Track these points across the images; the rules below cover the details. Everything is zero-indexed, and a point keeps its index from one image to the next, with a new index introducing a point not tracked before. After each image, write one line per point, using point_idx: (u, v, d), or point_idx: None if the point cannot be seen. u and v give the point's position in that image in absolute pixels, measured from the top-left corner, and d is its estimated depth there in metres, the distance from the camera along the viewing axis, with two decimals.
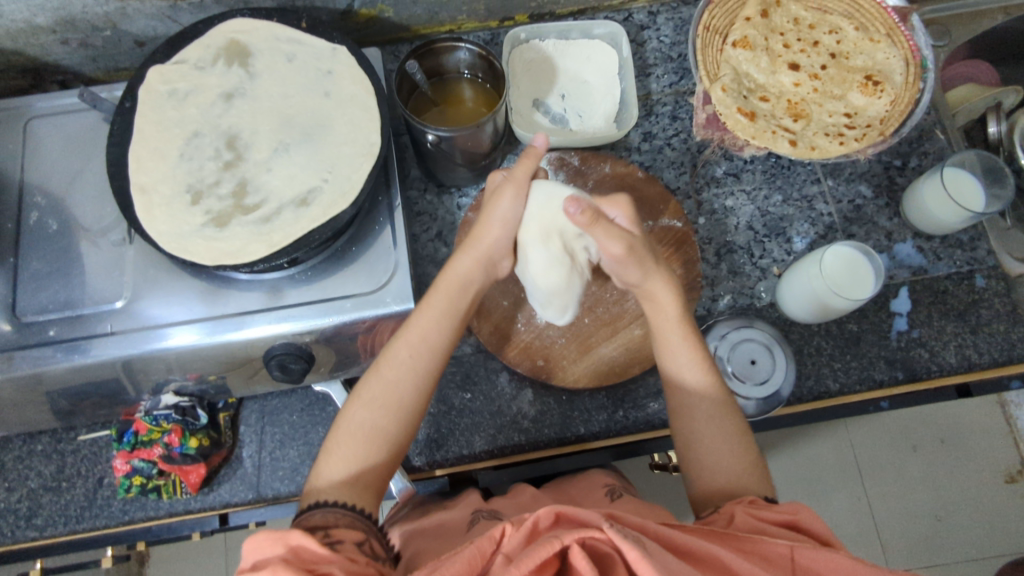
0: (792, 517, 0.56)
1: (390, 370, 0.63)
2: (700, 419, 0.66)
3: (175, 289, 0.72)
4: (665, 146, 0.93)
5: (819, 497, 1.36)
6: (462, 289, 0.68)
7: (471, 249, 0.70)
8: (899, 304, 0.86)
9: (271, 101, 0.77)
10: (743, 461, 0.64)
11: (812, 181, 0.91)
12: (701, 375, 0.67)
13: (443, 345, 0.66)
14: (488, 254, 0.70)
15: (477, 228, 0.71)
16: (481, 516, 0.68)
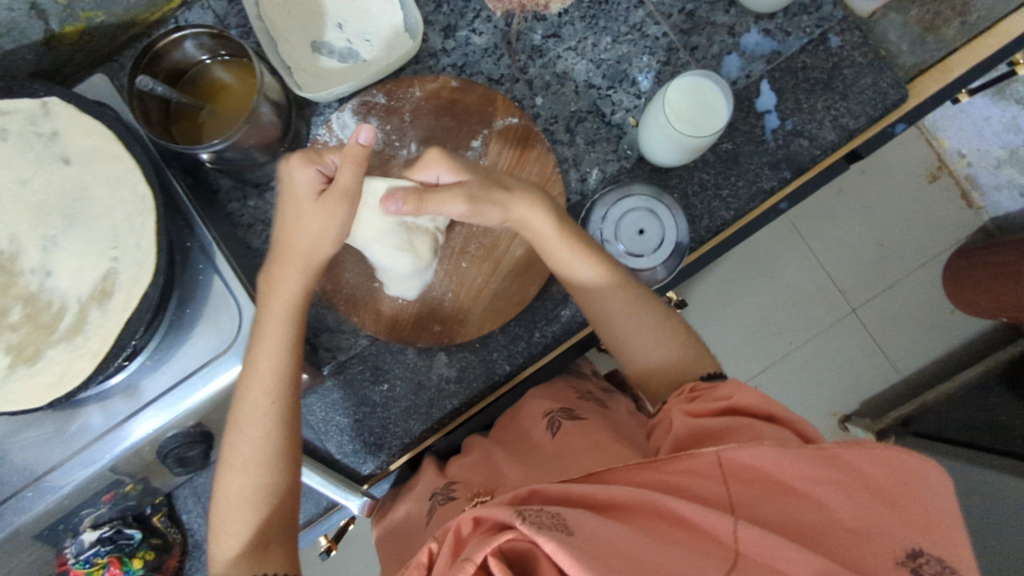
0: (727, 406, 0.61)
1: (251, 425, 0.65)
2: (620, 315, 0.69)
3: (23, 438, 0.64)
4: (471, 35, 0.81)
5: (771, 271, 1.47)
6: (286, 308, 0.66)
7: (288, 259, 0.67)
8: (764, 102, 0.81)
9: (8, 193, 0.63)
10: (668, 336, 0.70)
11: (634, 6, 0.82)
12: (606, 274, 0.69)
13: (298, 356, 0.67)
14: (307, 258, 0.67)
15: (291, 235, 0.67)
16: (438, 500, 0.70)
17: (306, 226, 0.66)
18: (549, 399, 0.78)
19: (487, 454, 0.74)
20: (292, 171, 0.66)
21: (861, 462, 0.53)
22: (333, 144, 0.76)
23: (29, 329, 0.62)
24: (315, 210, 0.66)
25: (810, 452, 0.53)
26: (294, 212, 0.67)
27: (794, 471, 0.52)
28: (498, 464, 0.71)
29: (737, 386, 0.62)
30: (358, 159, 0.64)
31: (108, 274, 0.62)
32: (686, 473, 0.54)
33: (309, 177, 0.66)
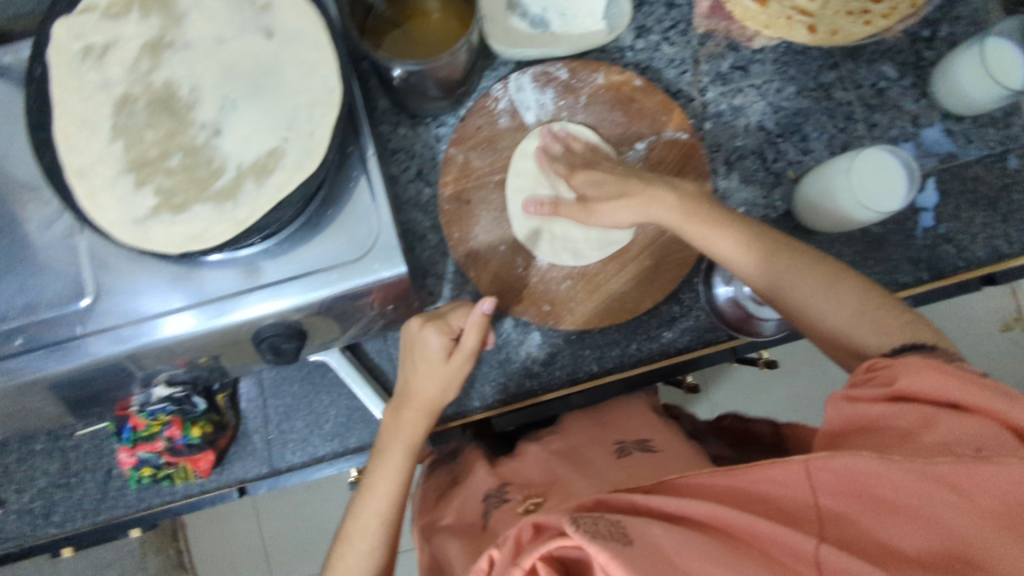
0: (887, 393, 0.53)
1: (374, 503, 0.68)
2: (806, 296, 0.61)
3: (142, 278, 0.66)
4: (662, 41, 0.81)
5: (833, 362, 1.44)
6: (403, 461, 0.68)
7: (413, 409, 0.70)
8: (925, 199, 0.80)
9: (204, 47, 0.64)
10: (867, 312, 0.59)
11: (828, 66, 0.81)
12: (775, 266, 0.62)
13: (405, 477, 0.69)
14: (431, 408, 0.70)
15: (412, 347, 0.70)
16: (492, 501, 0.71)
17: (428, 392, 0.69)
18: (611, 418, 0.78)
19: (541, 454, 0.75)
20: (424, 335, 0.69)
21: (1006, 484, 0.44)
22: (504, 101, 0.76)
23: (184, 179, 0.63)
24: (443, 377, 0.69)
25: (929, 467, 0.45)
26: (418, 368, 0.70)
27: (907, 491, 0.45)
28: (550, 463, 0.73)
29: (913, 367, 0.53)
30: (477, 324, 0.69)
31: (274, 152, 0.63)
32: (771, 483, 0.51)
33: (440, 343, 0.68)
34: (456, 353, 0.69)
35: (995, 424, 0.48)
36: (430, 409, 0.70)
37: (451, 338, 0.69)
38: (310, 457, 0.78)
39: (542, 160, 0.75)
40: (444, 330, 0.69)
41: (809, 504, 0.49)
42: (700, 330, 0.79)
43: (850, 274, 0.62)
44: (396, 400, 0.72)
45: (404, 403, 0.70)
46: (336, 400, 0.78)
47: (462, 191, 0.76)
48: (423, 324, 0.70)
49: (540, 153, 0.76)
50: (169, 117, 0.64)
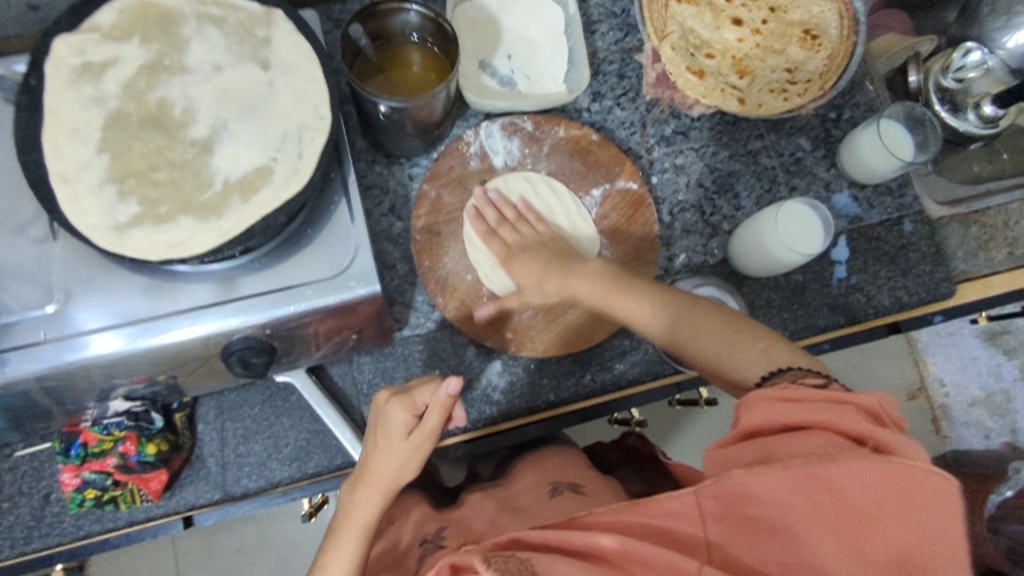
0: (744, 428, 0.55)
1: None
2: (688, 331, 0.66)
3: (114, 288, 0.66)
4: (615, 106, 0.92)
5: None
6: (357, 540, 0.65)
7: (369, 486, 0.66)
8: (838, 253, 0.91)
9: (201, 71, 0.69)
10: (740, 335, 0.64)
11: (755, 136, 0.94)
12: (665, 313, 0.68)
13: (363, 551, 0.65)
14: (389, 486, 0.66)
15: (377, 431, 0.69)
16: (429, 548, 0.69)
17: (390, 470, 0.67)
18: (547, 471, 0.80)
19: (483, 509, 0.74)
20: (388, 411, 0.68)
21: (847, 480, 0.48)
22: (475, 146, 0.84)
23: (169, 192, 0.65)
24: (402, 454, 0.67)
25: (786, 478, 0.49)
26: (377, 445, 0.68)
27: (772, 507, 0.49)
28: (491, 513, 0.72)
29: (756, 402, 0.55)
30: (438, 404, 0.65)
31: (262, 169, 0.67)
32: (667, 516, 0.52)
33: (403, 419, 0.67)
34: (416, 430, 0.67)
35: (831, 432, 0.51)
36: (388, 488, 0.67)
37: (414, 416, 0.68)
38: (265, 482, 0.76)
39: (481, 232, 0.79)
40: (404, 403, 0.67)
41: (699, 536, 0.51)
42: (649, 362, 0.84)
43: (726, 311, 0.67)
44: (354, 477, 0.69)
45: (361, 480, 0.67)
46: (297, 424, 0.78)
47: (433, 224, 0.81)
48: (390, 398, 0.69)
49: (472, 215, 0.80)
50: (161, 133, 0.67)
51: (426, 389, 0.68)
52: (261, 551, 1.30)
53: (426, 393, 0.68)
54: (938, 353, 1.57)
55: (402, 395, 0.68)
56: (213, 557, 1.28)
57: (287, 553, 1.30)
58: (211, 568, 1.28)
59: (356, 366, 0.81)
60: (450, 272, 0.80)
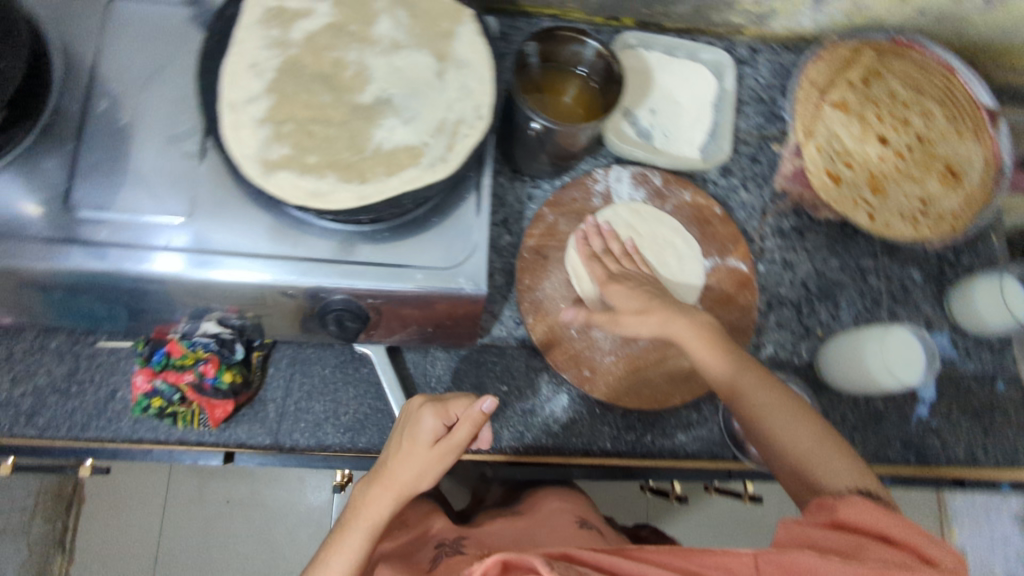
0: (828, 519, 0.56)
1: (335, 566, 0.60)
2: (783, 412, 0.65)
3: (244, 219, 0.69)
4: (741, 187, 0.93)
5: None
6: (362, 539, 0.61)
7: (382, 486, 0.62)
8: (924, 391, 0.89)
9: (382, 45, 0.72)
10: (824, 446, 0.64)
11: (869, 254, 0.93)
12: (738, 364, 0.68)
13: (367, 548, 0.62)
14: (403, 491, 0.62)
15: (399, 442, 0.65)
16: (444, 552, 0.68)
17: (407, 477, 0.63)
18: (575, 504, 0.78)
19: (506, 530, 0.72)
20: (420, 415, 0.64)
21: None
22: (602, 185, 0.86)
23: (323, 145, 0.68)
24: (426, 462, 0.63)
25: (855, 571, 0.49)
26: (401, 448, 0.64)
27: None
28: (518, 532, 0.71)
29: (853, 500, 0.56)
30: (472, 419, 0.63)
31: (413, 149, 0.69)
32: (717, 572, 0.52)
33: (433, 426, 0.63)
34: (445, 441, 0.64)
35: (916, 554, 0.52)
36: (401, 492, 0.63)
37: (444, 425, 0.64)
38: (315, 443, 0.77)
39: (583, 256, 0.80)
40: (438, 411, 0.64)
41: None
42: (709, 442, 0.83)
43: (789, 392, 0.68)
44: (371, 474, 0.65)
45: (376, 479, 0.63)
46: (361, 396, 0.79)
47: (542, 246, 0.83)
48: (423, 403, 0.66)
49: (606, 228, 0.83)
50: (331, 90, 0.70)
51: (462, 399, 0.66)
52: (249, 510, 1.28)
53: (463, 404, 0.65)
54: (968, 524, 1.45)
55: (438, 406, 0.64)
56: (204, 502, 1.27)
57: (273, 522, 1.27)
58: (198, 511, 1.26)
59: (431, 358, 0.82)
60: (549, 296, 0.81)
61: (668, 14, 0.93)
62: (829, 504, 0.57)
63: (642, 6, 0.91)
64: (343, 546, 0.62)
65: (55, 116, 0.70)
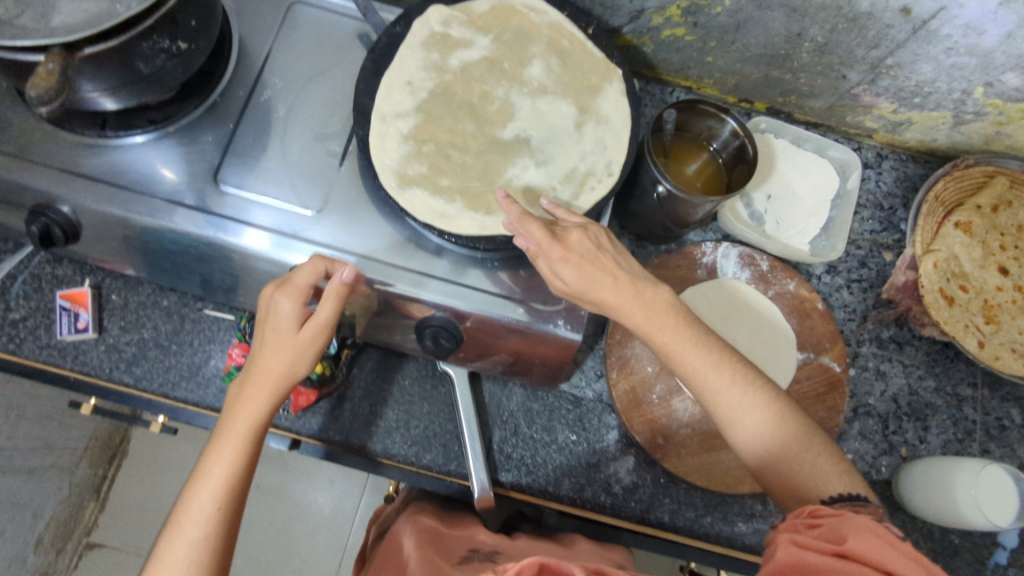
0: (833, 548, 0.49)
1: (216, 469, 0.57)
2: (746, 411, 0.62)
3: (370, 223, 0.72)
4: (844, 287, 0.92)
5: None
6: (247, 431, 0.58)
7: (254, 381, 0.60)
8: (1007, 538, 0.84)
9: (531, 86, 0.76)
10: (790, 443, 0.60)
11: (968, 382, 0.90)
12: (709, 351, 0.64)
13: (247, 447, 0.59)
14: (280, 382, 0.60)
15: (265, 328, 0.61)
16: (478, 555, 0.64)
17: (275, 367, 0.60)
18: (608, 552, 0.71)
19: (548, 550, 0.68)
20: (273, 300, 0.60)
21: None
22: (709, 259, 0.86)
23: (459, 168, 0.71)
24: (288, 350, 0.61)
25: None
26: (265, 340, 0.61)
27: None
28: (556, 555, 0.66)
29: (862, 530, 0.49)
30: (337, 288, 0.60)
31: (542, 188, 0.72)
32: None
33: (292, 307, 0.60)
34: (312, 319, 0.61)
35: None
36: (281, 380, 0.60)
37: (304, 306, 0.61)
38: (382, 448, 0.78)
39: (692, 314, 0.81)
40: (291, 291, 0.60)
41: None
42: None
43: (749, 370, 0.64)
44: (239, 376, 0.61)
45: (249, 377, 0.61)
46: (434, 414, 0.81)
47: None
48: (274, 289, 0.61)
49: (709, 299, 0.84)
50: (477, 119, 0.73)
51: (306, 265, 0.63)
52: (274, 499, 1.25)
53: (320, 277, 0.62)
54: None
55: (290, 287, 0.60)
56: None
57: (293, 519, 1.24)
58: None
59: (507, 392, 0.83)
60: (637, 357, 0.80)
61: (802, 106, 0.95)
62: (828, 519, 0.52)
63: (778, 93, 0.93)
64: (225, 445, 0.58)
65: (221, 97, 0.76)
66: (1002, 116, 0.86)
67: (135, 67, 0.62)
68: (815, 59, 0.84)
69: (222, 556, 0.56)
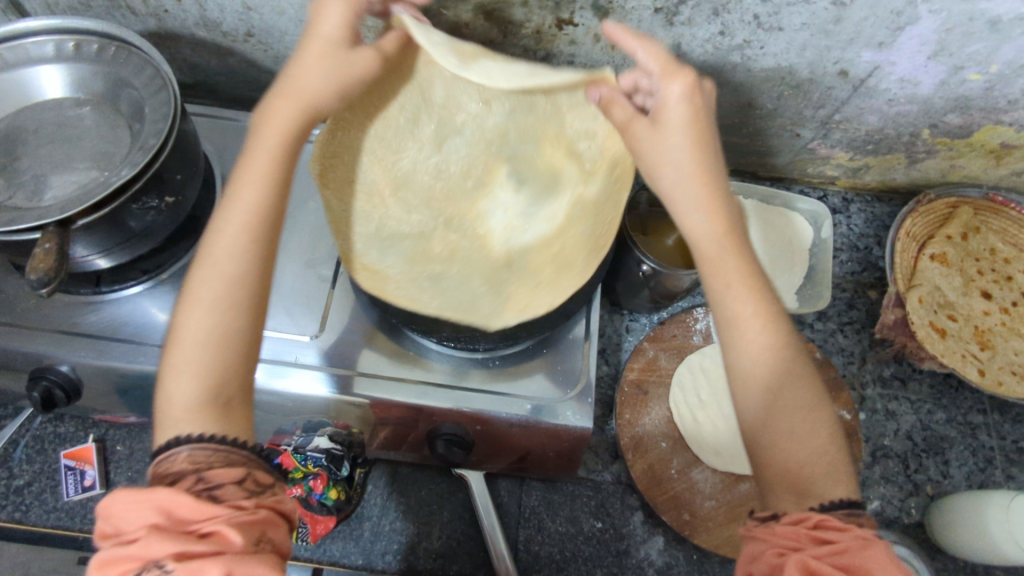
0: None
1: (224, 249, 0.46)
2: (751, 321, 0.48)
3: (368, 340, 0.73)
4: (838, 331, 0.94)
5: None
6: (274, 160, 0.48)
7: (276, 104, 0.50)
8: None
9: None
10: (796, 396, 0.47)
11: (978, 409, 0.90)
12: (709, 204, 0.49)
13: (276, 192, 0.48)
14: (308, 98, 0.50)
15: (297, 61, 0.51)
16: None
17: (306, 81, 0.50)
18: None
19: None
20: (324, 8, 0.52)
21: None
22: (703, 323, 0.87)
23: None
24: (329, 65, 0.51)
25: None
26: (301, 55, 0.51)
27: None
28: None
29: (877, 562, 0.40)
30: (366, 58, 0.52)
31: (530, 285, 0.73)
32: None
33: (340, 20, 0.51)
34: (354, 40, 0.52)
35: None
36: (311, 104, 0.50)
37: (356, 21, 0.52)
38: (407, 566, 0.77)
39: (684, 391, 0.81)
40: (350, 2, 0.51)
41: None
42: None
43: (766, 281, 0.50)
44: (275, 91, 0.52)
45: (256, 132, 0.50)
46: (454, 521, 0.79)
47: (643, 381, 0.83)
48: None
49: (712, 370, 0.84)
50: None
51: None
52: None
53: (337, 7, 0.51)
54: None
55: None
56: None
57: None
58: None
59: (525, 488, 0.82)
60: (650, 434, 0.80)
61: (764, 165, 1.00)
62: (839, 536, 0.42)
63: (740, 156, 0.98)
64: (219, 227, 0.47)
65: None
66: (952, 151, 0.91)
67: (127, 227, 0.66)
68: (768, 123, 0.89)
69: (237, 367, 0.46)
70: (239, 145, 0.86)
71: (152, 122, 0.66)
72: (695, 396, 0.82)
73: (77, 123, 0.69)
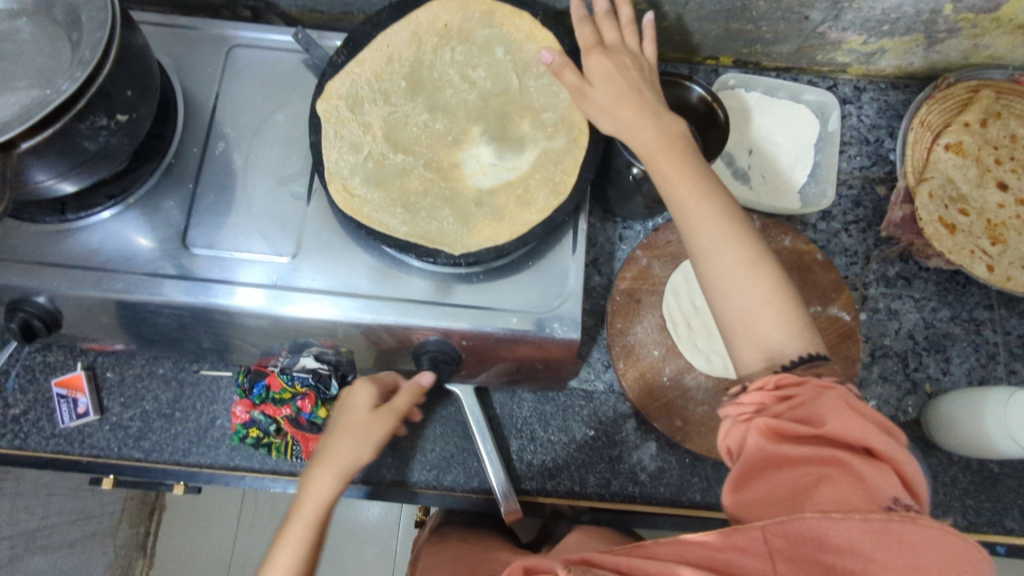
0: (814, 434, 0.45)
1: None
2: (716, 237, 0.56)
3: (348, 259, 0.71)
4: (842, 230, 0.89)
5: None
6: (307, 530, 0.60)
7: (319, 467, 0.63)
8: None
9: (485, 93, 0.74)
10: (770, 295, 0.54)
11: (984, 305, 0.87)
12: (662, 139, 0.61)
13: (310, 544, 0.59)
14: (344, 468, 0.63)
15: (328, 443, 0.66)
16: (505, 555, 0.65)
17: (356, 457, 0.64)
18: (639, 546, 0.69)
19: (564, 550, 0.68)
20: (353, 395, 0.68)
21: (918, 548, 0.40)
22: None
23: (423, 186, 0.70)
24: (358, 437, 0.65)
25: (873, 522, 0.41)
26: (338, 426, 0.66)
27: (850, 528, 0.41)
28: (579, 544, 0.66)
29: (833, 405, 0.46)
30: (414, 392, 0.69)
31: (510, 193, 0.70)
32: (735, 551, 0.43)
33: (366, 398, 0.67)
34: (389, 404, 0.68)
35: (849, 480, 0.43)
36: (341, 470, 0.63)
37: (379, 397, 0.68)
38: (401, 478, 0.78)
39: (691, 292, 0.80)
40: (376, 384, 0.69)
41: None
42: None
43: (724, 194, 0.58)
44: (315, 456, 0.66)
45: (292, 517, 0.60)
46: (448, 435, 0.80)
47: (635, 290, 0.80)
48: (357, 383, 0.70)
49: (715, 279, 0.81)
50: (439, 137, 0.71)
51: (361, 395, 0.68)
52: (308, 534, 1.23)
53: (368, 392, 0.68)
54: None
55: (376, 380, 0.69)
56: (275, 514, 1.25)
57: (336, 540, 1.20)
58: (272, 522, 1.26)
59: (517, 400, 0.81)
60: (642, 342, 0.78)
61: (769, 53, 0.92)
62: (797, 391, 0.48)
63: (742, 45, 0.90)
64: None
65: (176, 158, 0.75)
66: (976, 28, 0.83)
67: (82, 149, 0.62)
68: (772, 5, 0.81)
69: None
70: (199, 56, 0.80)
71: (91, 31, 0.60)
72: (690, 303, 0.81)
73: (13, 37, 0.64)
